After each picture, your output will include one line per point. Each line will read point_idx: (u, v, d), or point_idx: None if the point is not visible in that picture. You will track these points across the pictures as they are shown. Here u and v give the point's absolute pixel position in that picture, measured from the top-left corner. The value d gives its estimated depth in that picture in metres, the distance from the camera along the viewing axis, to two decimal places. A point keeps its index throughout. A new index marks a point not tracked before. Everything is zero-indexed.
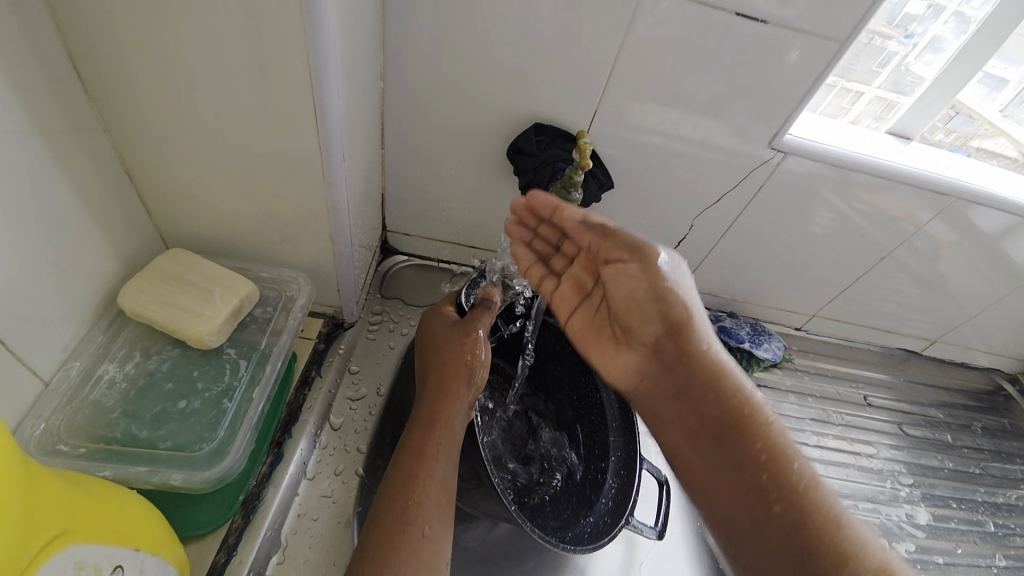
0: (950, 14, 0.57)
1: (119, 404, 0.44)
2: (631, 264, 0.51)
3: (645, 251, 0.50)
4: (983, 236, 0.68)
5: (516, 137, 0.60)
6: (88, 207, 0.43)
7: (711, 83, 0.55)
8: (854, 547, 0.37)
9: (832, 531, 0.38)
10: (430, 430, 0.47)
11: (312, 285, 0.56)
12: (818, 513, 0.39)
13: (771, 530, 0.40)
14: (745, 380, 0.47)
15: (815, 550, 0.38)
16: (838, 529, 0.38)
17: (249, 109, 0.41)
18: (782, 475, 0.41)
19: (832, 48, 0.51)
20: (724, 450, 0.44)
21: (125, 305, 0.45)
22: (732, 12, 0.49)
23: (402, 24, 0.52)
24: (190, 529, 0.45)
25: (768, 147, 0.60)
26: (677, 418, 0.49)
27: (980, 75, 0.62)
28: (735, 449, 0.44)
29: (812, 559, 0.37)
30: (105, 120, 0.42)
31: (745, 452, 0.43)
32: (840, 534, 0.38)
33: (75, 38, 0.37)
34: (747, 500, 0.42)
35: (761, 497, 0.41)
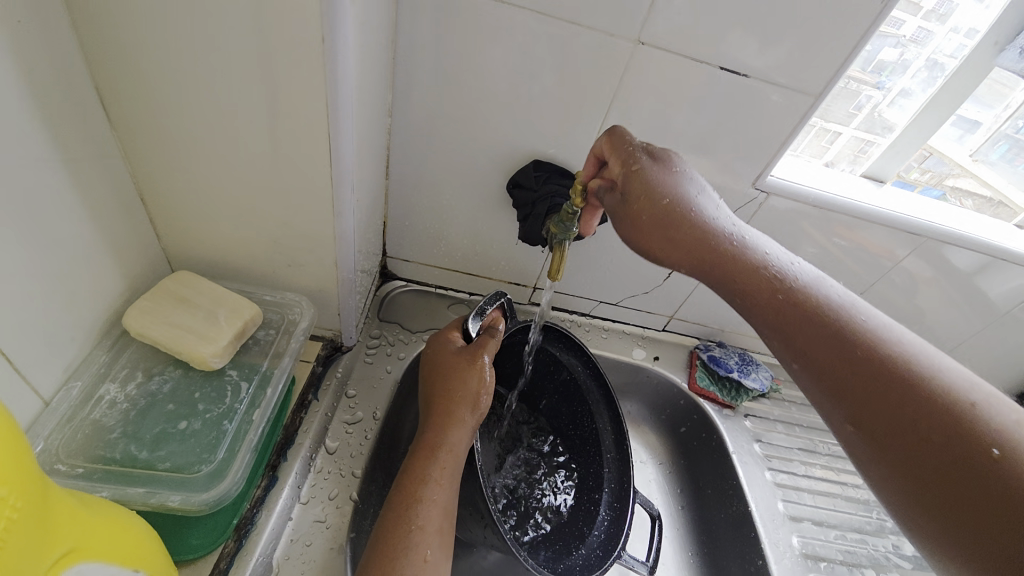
0: (921, 65, 0.61)
1: (119, 425, 0.44)
2: (656, 169, 0.47)
3: (660, 155, 0.48)
4: (957, 272, 0.71)
5: (515, 172, 0.63)
6: (101, 230, 0.44)
7: (699, 126, 0.59)
8: (943, 394, 0.35)
9: (921, 382, 0.36)
10: (433, 454, 0.48)
11: (314, 310, 0.57)
12: (943, 404, 0.35)
13: (855, 394, 0.37)
14: (819, 287, 0.42)
15: (904, 406, 0.35)
16: (965, 417, 0.34)
17: (265, 142, 0.44)
18: (855, 335, 0.39)
19: (807, 99, 0.56)
20: (796, 321, 0.41)
21: (130, 326, 0.46)
22: (716, 65, 0.54)
23: (410, 65, 0.55)
24: (182, 553, 0.44)
25: (751, 186, 0.64)
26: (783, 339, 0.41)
27: (954, 117, 0.65)
28: (805, 317, 0.41)
29: (963, 451, 0.33)
30: (126, 148, 0.44)
31: (817, 320, 0.40)
32: (929, 383, 0.36)
33: (103, 72, 0.40)
34: (826, 369, 0.39)
35: (844, 363, 0.38)
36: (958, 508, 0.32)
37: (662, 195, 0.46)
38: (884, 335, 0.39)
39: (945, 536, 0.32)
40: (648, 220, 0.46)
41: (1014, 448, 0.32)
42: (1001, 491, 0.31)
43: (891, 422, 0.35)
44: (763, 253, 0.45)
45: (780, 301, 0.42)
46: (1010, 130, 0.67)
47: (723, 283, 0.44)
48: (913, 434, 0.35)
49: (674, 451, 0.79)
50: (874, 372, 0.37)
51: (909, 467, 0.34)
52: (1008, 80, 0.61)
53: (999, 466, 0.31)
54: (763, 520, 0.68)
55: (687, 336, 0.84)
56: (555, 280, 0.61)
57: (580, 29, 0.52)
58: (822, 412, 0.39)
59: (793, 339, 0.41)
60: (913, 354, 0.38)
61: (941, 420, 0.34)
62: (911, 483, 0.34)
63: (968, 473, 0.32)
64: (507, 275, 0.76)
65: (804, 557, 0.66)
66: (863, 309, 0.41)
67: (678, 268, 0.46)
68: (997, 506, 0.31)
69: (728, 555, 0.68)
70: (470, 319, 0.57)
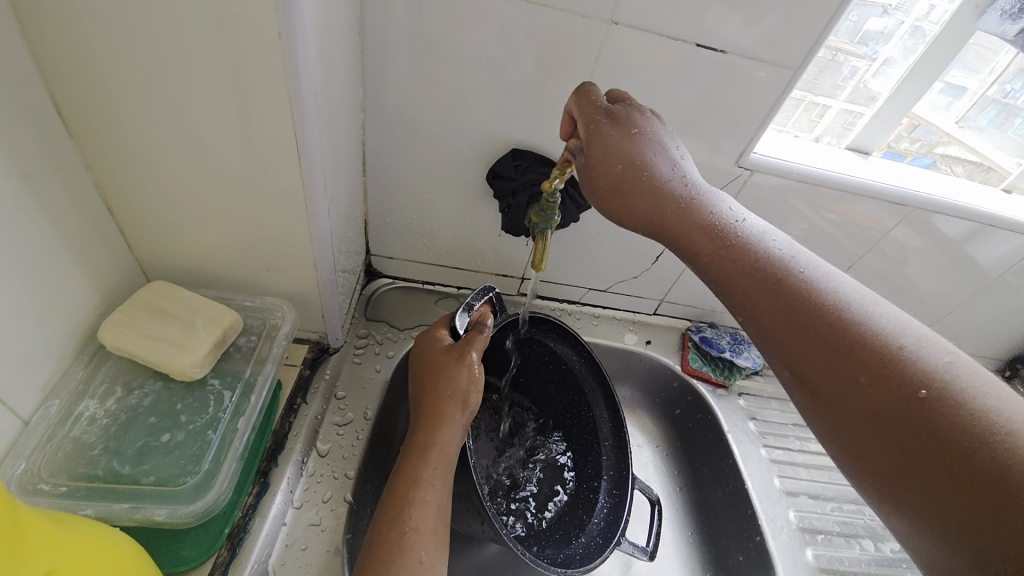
0: (904, 32, 0.60)
1: (100, 441, 0.44)
2: (609, 128, 0.45)
3: (613, 112, 0.47)
4: (944, 240, 0.71)
5: (494, 162, 0.62)
6: (69, 244, 0.43)
7: (678, 105, 0.58)
8: (876, 339, 0.35)
9: (855, 330, 0.36)
10: (424, 455, 0.47)
11: (296, 313, 0.56)
12: (877, 349, 0.35)
13: (791, 343, 0.38)
14: (764, 239, 0.42)
15: (841, 354, 0.36)
16: (898, 359, 0.34)
17: (231, 144, 0.43)
18: (796, 285, 0.39)
19: (786, 73, 0.55)
20: (740, 275, 0.41)
21: (105, 340, 0.45)
22: (693, 42, 0.53)
23: (380, 57, 0.54)
24: (174, 565, 0.43)
25: (735, 164, 0.63)
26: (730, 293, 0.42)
27: (941, 85, 0.64)
28: (745, 270, 0.41)
29: (892, 394, 0.33)
30: (88, 158, 0.43)
31: (761, 274, 0.40)
32: (862, 329, 0.36)
33: (56, 80, 0.38)
34: (765, 320, 0.40)
35: (785, 315, 0.39)
36: (883, 448, 0.33)
37: (616, 157, 0.45)
38: (822, 283, 0.39)
39: (876, 477, 0.34)
40: (602, 185, 0.46)
41: (944, 389, 0.32)
42: (930, 434, 0.32)
43: (825, 369, 0.36)
44: (712, 207, 0.44)
45: (724, 254, 0.42)
46: (997, 95, 0.67)
47: (671, 241, 0.44)
48: (848, 380, 0.35)
49: (671, 434, 0.80)
50: (809, 322, 0.37)
51: (838, 408, 0.36)
52: (993, 44, 0.60)
53: (924, 409, 0.32)
54: (760, 496, 0.68)
55: (678, 319, 0.84)
56: (538, 271, 0.60)
57: (552, 12, 0.50)
58: (767, 359, 0.41)
59: (735, 292, 0.41)
60: (850, 300, 0.37)
61: (870, 365, 0.34)
62: (845, 428, 0.35)
63: (894, 415, 0.33)
64: (494, 268, 0.75)
65: (802, 531, 0.67)
66: (804, 259, 0.40)
67: (633, 229, 0.46)
68: (916, 444, 0.32)
69: (727, 532, 0.68)
70: (458, 314, 0.56)
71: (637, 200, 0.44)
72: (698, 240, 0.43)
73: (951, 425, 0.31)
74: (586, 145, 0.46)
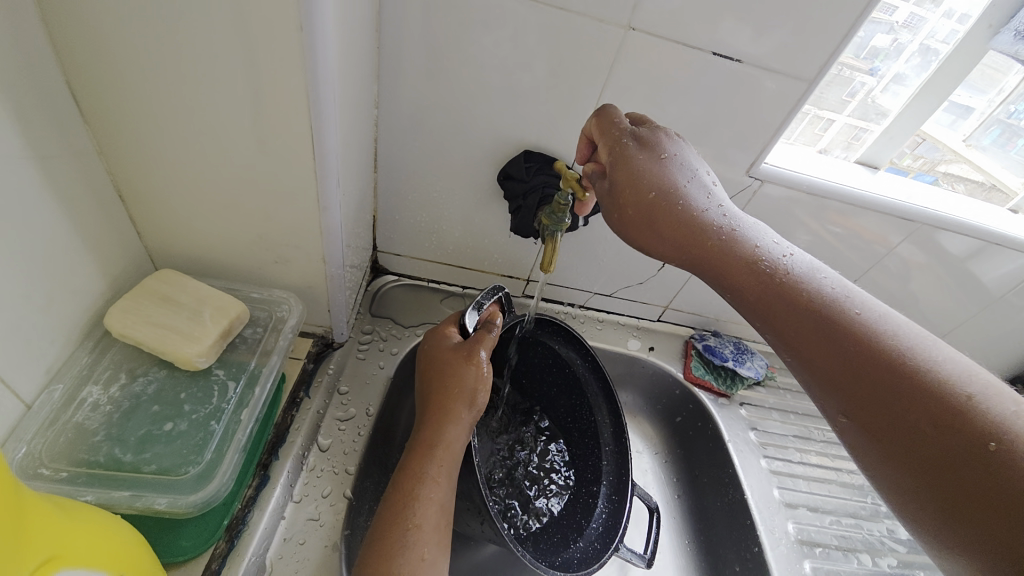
0: (914, 49, 0.60)
1: (103, 427, 0.43)
2: (640, 157, 0.46)
3: (649, 141, 0.47)
4: (951, 257, 0.71)
5: (505, 163, 0.62)
6: (80, 229, 0.43)
7: (692, 114, 0.58)
8: (940, 389, 0.35)
9: (912, 376, 0.36)
10: (430, 452, 0.47)
11: (302, 306, 0.56)
12: (937, 396, 0.35)
13: (849, 390, 0.38)
14: (814, 278, 0.42)
15: (899, 400, 0.36)
16: (961, 408, 0.34)
17: (247, 135, 0.43)
18: (848, 328, 0.39)
19: (800, 85, 0.55)
20: (789, 315, 0.41)
21: (111, 326, 0.45)
22: (709, 51, 0.53)
23: (397, 54, 0.54)
24: (172, 555, 0.43)
25: (745, 174, 0.63)
26: (780, 334, 0.41)
27: (946, 104, 0.64)
28: (799, 313, 0.41)
29: (956, 444, 0.33)
30: (101, 143, 0.43)
31: (813, 314, 0.40)
32: (922, 377, 0.35)
33: (75, 64, 0.38)
34: (820, 366, 0.39)
35: (838, 359, 0.38)
36: (951, 499, 0.33)
37: (649, 188, 0.45)
38: (880, 327, 0.39)
39: (940, 528, 0.33)
40: (638, 214, 0.45)
41: (1013, 440, 0.32)
42: (998, 486, 0.31)
43: (885, 417, 0.36)
44: (758, 242, 0.44)
45: (778, 294, 0.41)
46: (1003, 115, 0.67)
47: (716, 277, 0.44)
48: (909, 428, 0.35)
49: (671, 442, 0.79)
50: (868, 369, 0.37)
51: (901, 457, 0.35)
52: (1001, 64, 0.61)
53: (992, 460, 0.32)
54: (758, 506, 0.68)
55: (682, 326, 0.84)
56: (547, 272, 0.61)
57: (570, 15, 0.51)
58: (819, 405, 0.40)
59: (788, 335, 0.41)
60: (909, 346, 0.37)
61: (936, 414, 0.34)
62: (906, 477, 0.35)
63: (962, 467, 0.33)
64: (500, 268, 0.75)
65: (799, 542, 0.67)
66: (859, 300, 0.40)
67: (668, 261, 0.46)
68: (988, 498, 0.31)
69: (725, 542, 0.68)
70: (468, 313, 0.56)
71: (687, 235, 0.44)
72: (746, 277, 0.43)
73: (1019, 477, 0.31)
74: (615, 175, 0.46)
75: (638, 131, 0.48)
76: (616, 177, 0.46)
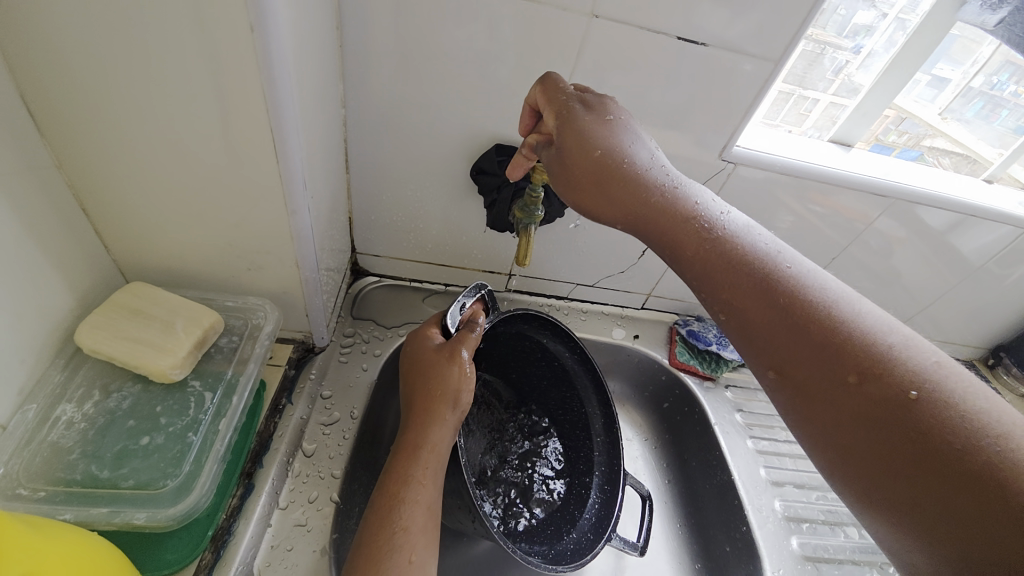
0: (889, 24, 0.60)
1: (78, 445, 0.43)
2: (586, 118, 0.46)
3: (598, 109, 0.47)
4: (925, 232, 0.72)
5: (477, 158, 0.62)
6: (43, 246, 0.42)
7: (662, 100, 0.58)
8: (864, 340, 0.36)
9: (841, 328, 0.36)
10: (415, 454, 0.47)
11: (278, 313, 0.56)
12: (862, 346, 0.35)
13: (779, 342, 0.38)
14: (750, 238, 0.43)
15: (829, 352, 0.36)
16: (884, 357, 0.35)
17: (207, 142, 0.42)
18: (783, 283, 0.39)
19: (766, 65, 0.55)
20: (726, 271, 0.41)
21: (82, 343, 0.44)
22: (674, 36, 0.53)
23: (361, 53, 0.53)
24: (157, 569, 0.43)
25: (718, 158, 0.63)
26: (717, 290, 0.42)
27: (928, 78, 0.65)
28: (732, 269, 0.41)
29: (880, 393, 0.34)
30: (59, 158, 0.42)
31: (748, 270, 0.41)
32: (850, 330, 0.36)
33: (25, 78, 0.38)
34: (753, 320, 0.40)
35: (774, 312, 0.39)
36: (871, 447, 0.34)
37: (595, 148, 0.45)
38: (811, 284, 0.39)
39: (859, 476, 0.34)
40: (583, 175, 0.45)
41: (932, 388, 0.33)
42: (916, 434, 0.32)
43: (813, 368, 0.36)
44: (698, 205, 0.45)
45: (714, 255, 0.42)
46: (982, 87, 0.68)
47: (656, 239, 0.45)
48: (836, 378, 0.35)
49: (660, 428, 0.80)
50: (797, 324, 0.38)
51: (827, 407, 0.36)
52: (976, 35, 0.62)
53: (913, 409, 0.33)
54: (745, 487, 0.69)
55: (666, 313, 0.84)
56: (523, 266, 0.61)
57: (532, 6, 0.50)
58: (752, 360, 0.41)
59: (722, 294, 0.41)
60: (838, 301, 0.38)
61: (859, 364, 0.35)
62: (832, 427, 0.36)
63: (880, 415, 0.34)
64: (480, 264, 0.75)
65: (787, 519, 0.68)
66: (790, 258, 0.41)
67: (614, 224, 0.46)
68: (903, 445, 0.32)
69: (714, 523, 0.69)
70: (449, 314, 0.56)
71: (628, 200, 0.44)
72: (684, 238, 0.43)
73: (935, 424, 0.32)
74: (560, 137, 0.46)
75: (585, 95, 0.48)
76: (561, 139, 0.46)
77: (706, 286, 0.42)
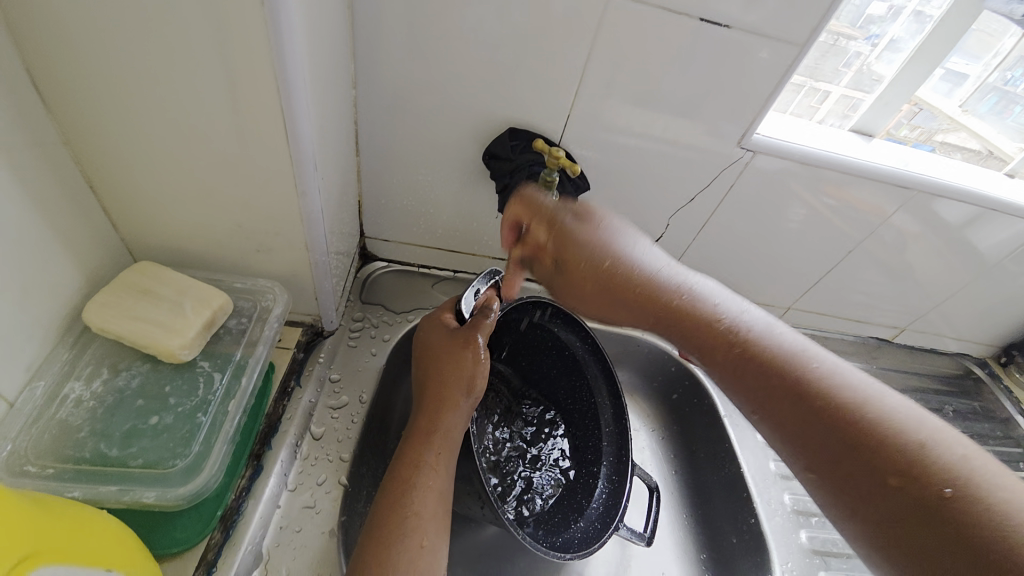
0: (908, 15, 0.59)
1: (87, 423, 0.43)
2: (591, 236, 0.55)
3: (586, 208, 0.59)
4: (946, 226, 0.70)
5: (490, 142, 0.61)
6: (51, 222, 0.42)
7: (682, 84, 0.56)
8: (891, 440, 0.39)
9: (865, 426, 0.40)
10: (427, 439, 0.47)
11: (287, 295, 0.55)
12: (891, 444, 0.39)
13: (812, 445, 0.42)
14: (778, 338, 0.48)
15: (856, 450, 0.40)
16: (914, 454, 0.38)
17: (216, 119, 0.41)
18: (810, 384, 0.43)
19: (791, 50, 0.53)
20: (753, 372, 0.46)
21: (90, 321, 0.44)
22: (696, 17, 0.50)
23: (372, 30, 0.52)
24: (166, 547, 0.43)
25: (736, 146, 0.61)
26: (751, 393, 0.46)
27: (942, 72, 0.64)
28: (764, 371, 0.46)
29: (912, 491, 0.37)
30: (66, 132, 0.41)
31: (773, 371, 0.45)
32: (877, 427, 0.40)
33: (30, 47, 0.37)
34: (784, 421, 0.44)
35: (802, 413, 0.43)
36: (911, 542, 0.36)
37: (603, 258, 0.54)
38: (839, 382, 0.43)
39: (907, 573, 0.36)
40: (593, 284, 0.55)
41: (964, 485, 0.35)
42: (955, 530, 0.34)
43: (844, 466, 0.40)
44: (718, 308, 0.51)
45: (751, 356, 0.47)
46: (998, 82, 0.66)
47: (683, 342, 0.52)
48: (867, 476, 0.39)
49: (667, 418, 0.79)
50: (828, 422, 0.42)
51: (864, 503, 0.39)
52: (995, 28, 0.60)
53: (950, 507, 0.35)
54: (754, 480, 0.69)
55: None
56: (536, 253, 0.61)
57: None
58: (790, 463, 0.44)
59: (756, 397, 0.46)
60: (866, 399, 0.41)
61: (890, 464, 0.38)
62: (871, 524, 0.38)
63: (915, 515, 0.36)
64: (490, 251, 0.74)
65: (796, 513, 0.67)
66: (816, 354, 0.45)
67: (636, 327, 0.55)
68: (943, 544, 0.34)
69: (722, 516, 0.69)
70: (464, 299, 0.55)
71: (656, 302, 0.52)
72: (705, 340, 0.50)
73: (974, 520, 0.34)
74: (558, 255, 0.57)
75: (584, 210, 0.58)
76: (560, 257, 0.56)
77: (739, 387, 0.47)
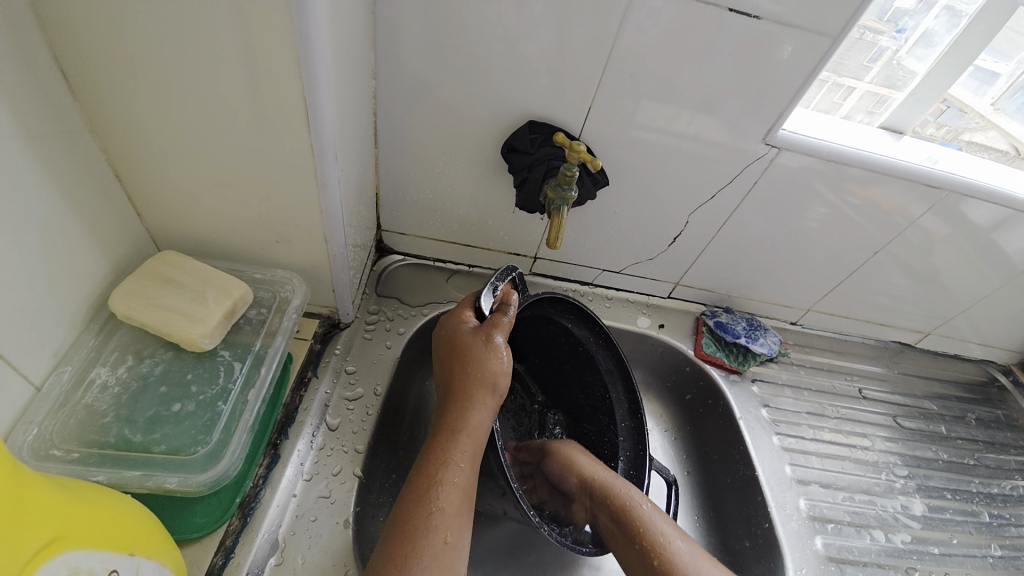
0: (942, 8, 0.57)
1: (111, 408, 0.44)
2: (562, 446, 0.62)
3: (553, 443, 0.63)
4: (978, 228, 0.68)
5: (509, 135, 0.60)
6: (77, 211, 0.42)
7: (707, 78, 0.54)
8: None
9: None
10: (454, 437, 0.47)
11: (305, 287, 0.56)
12: None
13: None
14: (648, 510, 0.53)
15: None
16: None
17: (236, 109, 0.41)
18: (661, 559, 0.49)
19: (823, 42, 0.51)
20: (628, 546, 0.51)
21: (116, 308, 0.45)
22: (725, 7, 0.49)
23: (392, 21, 0.51)
24: (187, 532, 0.44)
25: (761, 142, 0.59)
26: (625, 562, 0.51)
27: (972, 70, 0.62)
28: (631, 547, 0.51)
29: None
30: (92, 122, 0.42)
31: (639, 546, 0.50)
32: None
33: (58, 38, 0.37)
34: None
35: None
36: None
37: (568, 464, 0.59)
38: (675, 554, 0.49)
39: None
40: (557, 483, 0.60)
41: None
42: None
43: None
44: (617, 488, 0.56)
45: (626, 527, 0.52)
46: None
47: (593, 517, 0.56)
48: None
49: (681, 419, 0.79)
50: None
51: None
52: (1020, 25, 0.59)
53: None
54: (769, 484, 0.68)
55: (693, 303, 0.82)
56: (555, 247, 0.61)
57: None
58: None
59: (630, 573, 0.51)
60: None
61: None
62: None
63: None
64: (505, 246, 0.74)
65: (812, 519, 0.66)
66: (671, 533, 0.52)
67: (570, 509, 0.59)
68: None
69: (734, 518, 0.68)
70: (482, 296, 0.54)
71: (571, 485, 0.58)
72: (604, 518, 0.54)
73: None
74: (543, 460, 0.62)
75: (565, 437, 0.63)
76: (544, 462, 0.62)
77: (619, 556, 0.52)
